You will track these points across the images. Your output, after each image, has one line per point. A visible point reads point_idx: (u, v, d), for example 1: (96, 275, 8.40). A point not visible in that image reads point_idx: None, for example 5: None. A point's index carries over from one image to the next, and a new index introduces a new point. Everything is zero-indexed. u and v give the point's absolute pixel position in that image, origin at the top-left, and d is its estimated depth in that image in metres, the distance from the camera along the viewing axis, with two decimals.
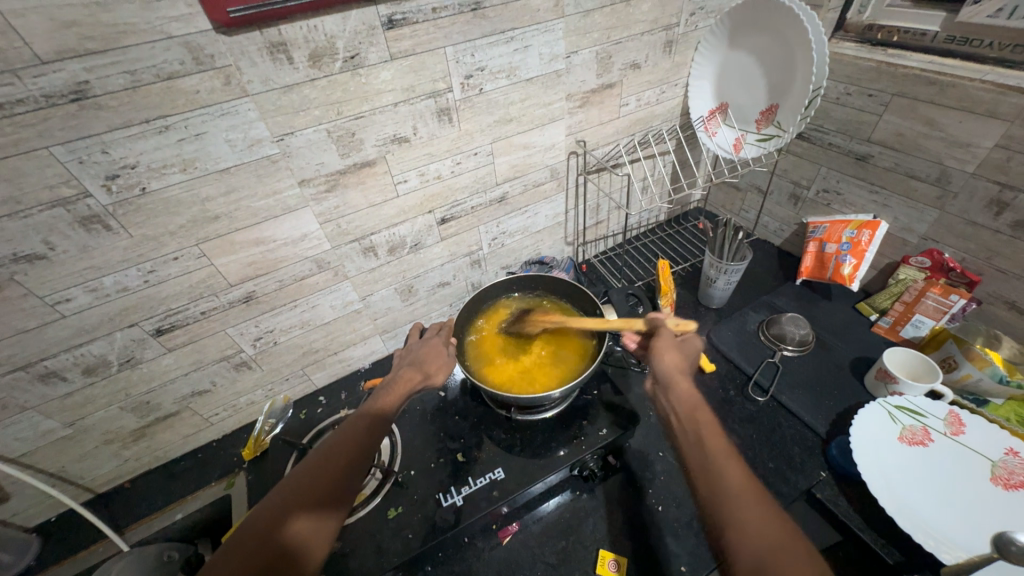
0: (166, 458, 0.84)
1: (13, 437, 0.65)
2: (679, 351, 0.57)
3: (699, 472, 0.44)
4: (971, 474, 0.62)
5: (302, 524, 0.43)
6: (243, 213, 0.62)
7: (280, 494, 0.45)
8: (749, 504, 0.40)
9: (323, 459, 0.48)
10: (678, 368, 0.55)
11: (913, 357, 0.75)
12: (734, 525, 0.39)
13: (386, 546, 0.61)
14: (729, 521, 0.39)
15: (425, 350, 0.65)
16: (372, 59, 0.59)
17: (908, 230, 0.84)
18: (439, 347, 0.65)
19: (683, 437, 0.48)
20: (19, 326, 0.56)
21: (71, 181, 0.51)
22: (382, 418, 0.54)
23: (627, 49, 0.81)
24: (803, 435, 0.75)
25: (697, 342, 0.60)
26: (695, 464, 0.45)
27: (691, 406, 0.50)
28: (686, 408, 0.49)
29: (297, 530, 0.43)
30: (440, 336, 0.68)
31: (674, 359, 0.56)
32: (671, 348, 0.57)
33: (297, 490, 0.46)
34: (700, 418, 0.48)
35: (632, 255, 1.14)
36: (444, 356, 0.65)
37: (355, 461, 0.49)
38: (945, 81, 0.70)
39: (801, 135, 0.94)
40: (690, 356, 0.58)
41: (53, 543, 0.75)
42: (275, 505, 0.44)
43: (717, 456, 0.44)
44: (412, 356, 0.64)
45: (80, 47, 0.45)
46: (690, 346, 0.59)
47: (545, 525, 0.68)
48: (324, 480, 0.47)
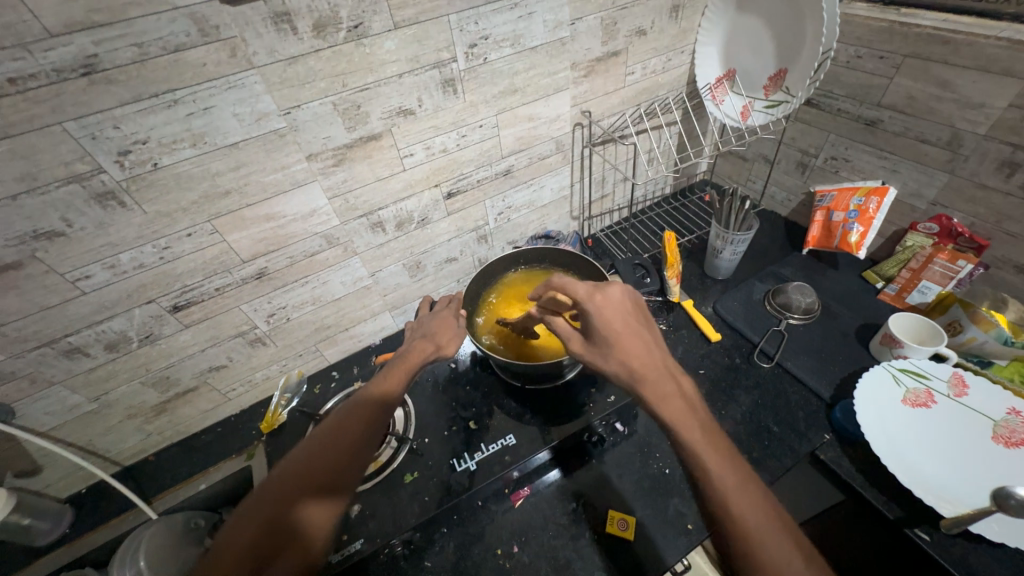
0: (187, 433, 0.87)
1: (43, 411, 0.67)
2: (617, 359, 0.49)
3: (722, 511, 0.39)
4: (972, 433, 0.63)
5: (310, 500, 0.45)
6: (253, 188, 0.63)
7: (288, 468, 0.47)
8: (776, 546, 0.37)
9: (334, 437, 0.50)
10: (636, 366, 0.48)
11: (918, 323, 0.76)
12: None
13: (404, 508, 0.63)
14: None
15: (435, 326, 0.65)
16: (376, 28, 0.59)
17: (917, 195, 0.83)
18: (450, 323, 0.66)
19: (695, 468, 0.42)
20: (42, 303, 0.58)
21: (86, 157, 0.51)
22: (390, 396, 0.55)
23: (633, 14, 0.80)
24: (807, 400, 0.77)
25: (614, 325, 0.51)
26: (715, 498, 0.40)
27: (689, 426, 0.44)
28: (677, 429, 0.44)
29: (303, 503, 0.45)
30: (451, 311, 0.68)
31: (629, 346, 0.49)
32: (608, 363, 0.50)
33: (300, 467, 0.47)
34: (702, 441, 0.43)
35: (637, 228, 1.14)
36: (454, 331, 0.65)
37: (361, 442, 0.51)
38: (959, 39, 0.68)
39: (809, 102, 0.92)
40: (623, 355, 0.49)
41: (85, 512, 0.79)
42: (283, 478, 0.47)
43: (729, 492, 0.40)
44: (423, 333, 0.65)
45: (87, 20, 0.45)
46: (614, 342, 0.50)
47: (556, 488, 0.71)
48: (332, 457, 0.48)
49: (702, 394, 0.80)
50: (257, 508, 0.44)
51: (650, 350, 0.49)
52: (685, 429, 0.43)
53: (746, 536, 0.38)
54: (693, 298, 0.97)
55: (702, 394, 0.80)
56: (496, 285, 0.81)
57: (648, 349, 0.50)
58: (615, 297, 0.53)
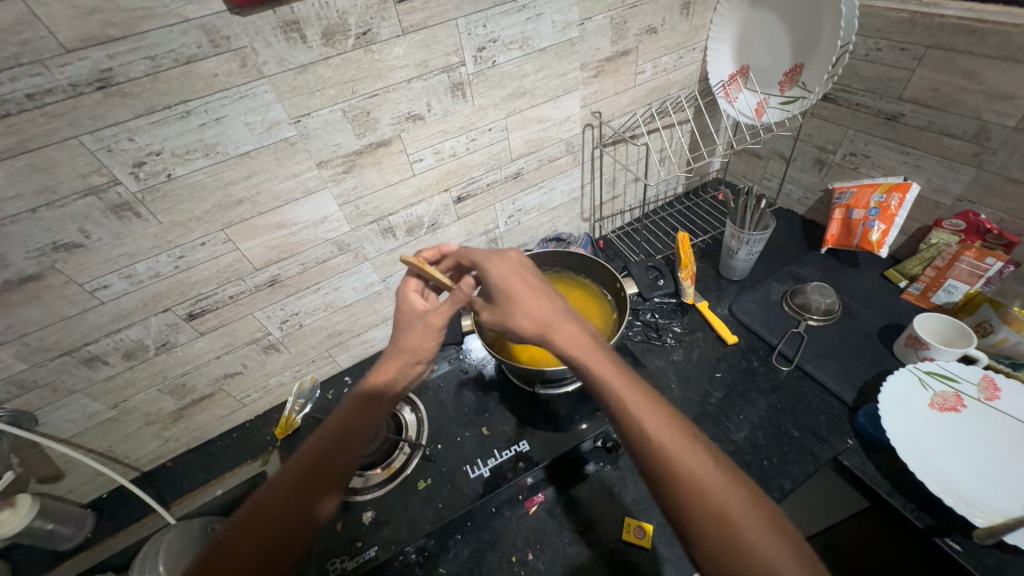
0: (203, 438, 0.88)
1: (64, 419, 0.69)
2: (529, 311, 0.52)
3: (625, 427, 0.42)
4: (1006, 439, 0.61)
5: (317, 501, 0.45)
6: (265, 197, 0.63)
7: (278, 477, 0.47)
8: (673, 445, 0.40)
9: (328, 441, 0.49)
10: (540, 320, 0.50)
11: (945, 323, 0.73)
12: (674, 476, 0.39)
13: (418, 515, 0.63)
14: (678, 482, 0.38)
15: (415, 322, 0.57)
16: (384, 34, 0.59)
17: (942, 191, 0.80)
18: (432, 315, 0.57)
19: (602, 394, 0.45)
20: (62, 313, 0.59)
21: (102, 170, 0.52)
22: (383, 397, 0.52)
23: (643, 12, 0.78)
24: (829, 404, 0.75)
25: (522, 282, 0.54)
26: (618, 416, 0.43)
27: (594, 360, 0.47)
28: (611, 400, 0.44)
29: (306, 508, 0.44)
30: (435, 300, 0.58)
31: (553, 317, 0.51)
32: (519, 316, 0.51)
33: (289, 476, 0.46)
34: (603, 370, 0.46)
35: (649, 229, 1.13)
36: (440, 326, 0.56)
37: (348, 440, 0.49)
38: (986, 29, 0.66)
39: (826, 97, 0.90)
40: (531, 307, 0.52)
41: (106, 517, 0.80)
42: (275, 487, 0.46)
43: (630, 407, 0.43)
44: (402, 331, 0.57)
45: (102, 34, 0.45)
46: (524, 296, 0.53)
47: (571, 495, 0.70)
48: (328, 458, 0.47)
49: (719, 398, 0.79)
50: (255, 521, 0.43)
51: (548, 302, 0.52)
52: (587, 361, 0.47)
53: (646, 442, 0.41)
54: (707, 299, 0.95)
55: (719, 399, 0.78)
56: None
57: (547, 302, 0.52)
58: (510, 262, 0.56)
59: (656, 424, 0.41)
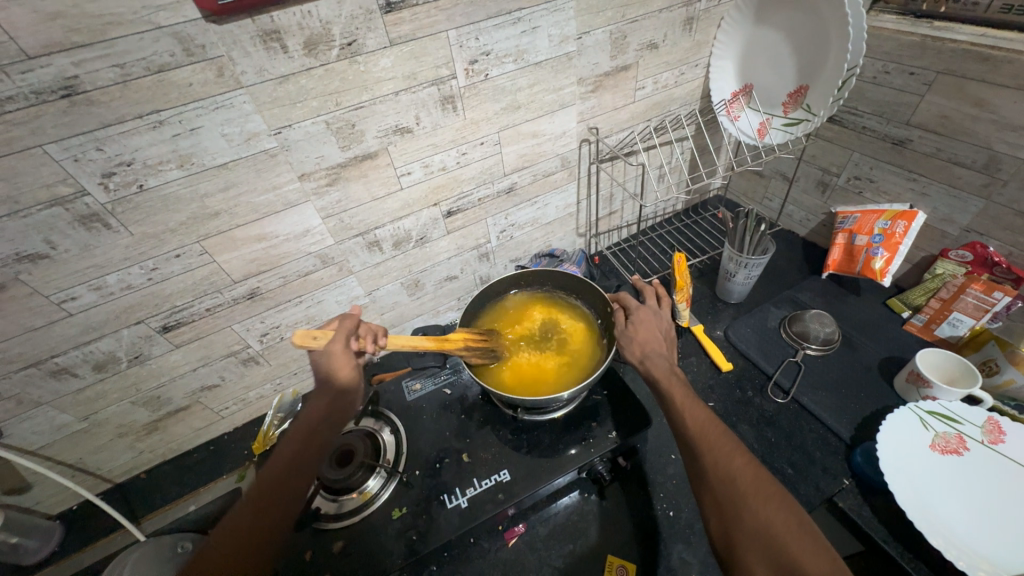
0: (180, 450, 0.85)
1: (30, 431, 0.66)
2: (645, 327, 0.65)
3: (676, 420, 0.53)
4: (1011, 488, 0.57)
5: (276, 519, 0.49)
6: (243, 209, 0.61)
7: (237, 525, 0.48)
8: (708, 438, 0.49)
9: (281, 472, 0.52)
10: (641, 337, 0.64)
11: (948, 359, 0.70)
12: (705, 456, 0.48)
13: (391, 547, 0.60)
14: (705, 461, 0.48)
15: (326, 363, 0.55)
16: (370, 46, 0.56)
17: (948, 221, 0.77)
18: (342, 354, 0.56)
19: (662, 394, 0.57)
20: (27, 324, 0.57)
21: (68, 180, 0.50)
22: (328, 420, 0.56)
23: (644, 28, 0.76)
24: (825, 439, 0.72)
25: (661, 318, 0.67)
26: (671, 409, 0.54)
27: (666, 372, 0.58)
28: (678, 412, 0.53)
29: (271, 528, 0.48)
30: (341, 339, 0.56)
31: (651, 348, 0.62)
32: (641, 326, 0.65)
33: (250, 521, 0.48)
34: (670, 381, 0.57)
35: (646, 246, 1.10)
36: (352, 360, 0.57)
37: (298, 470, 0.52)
38: (1000, 57, 0.63)
39: (831, 119, 0.87)
40: (655, 330, 0.65)
41: (75, 530, 0.78)
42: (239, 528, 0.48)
43: (683, 406, 0.54)
44: (320, 369, 0.56)
45: (66, 40, 0.43)
46: (650, 321, 0.66)
47: (553, 527, 0.67)
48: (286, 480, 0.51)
49: None
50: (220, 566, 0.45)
51: (661, 328, 0.66)
52: (655, 367, 0.60)
53: (689, 432, 0.51)
54: (703, 322, 0.92)
55: None
56: (495, 306, 0.77)
57: (659, 327, 0.66)
58: (653, 297, 0.70)
59: (700, 423, 0.51)
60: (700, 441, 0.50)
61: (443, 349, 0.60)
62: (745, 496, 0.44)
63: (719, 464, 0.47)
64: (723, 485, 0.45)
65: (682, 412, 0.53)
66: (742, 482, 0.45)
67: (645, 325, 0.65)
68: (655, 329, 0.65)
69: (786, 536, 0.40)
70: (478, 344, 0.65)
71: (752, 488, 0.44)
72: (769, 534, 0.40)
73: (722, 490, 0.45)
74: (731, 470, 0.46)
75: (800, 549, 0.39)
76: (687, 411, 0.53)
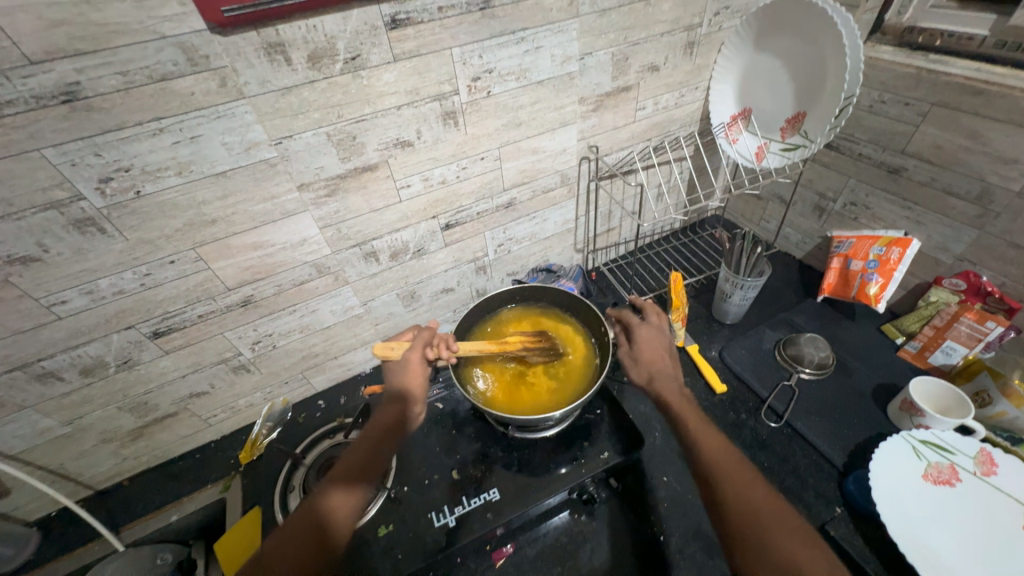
0: (165, 457, 0.84)
1: (12, 434, 0.65)
2: (651, 348, 0.64)
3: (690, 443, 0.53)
4: (1003, 521, 0.57)
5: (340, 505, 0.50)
6: (240, 217, 0.61)
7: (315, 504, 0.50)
8: (725, 465, 0.49)
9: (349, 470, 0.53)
10: (646, 358, 0.63)
11: (941, 388, 0.70)
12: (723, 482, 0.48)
13: (375, 566, 0.59)
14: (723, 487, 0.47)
15: (401, 372, 0.60)
16: (374, 60, 0.57)
17: (943, 249, 0.78)
18: (418, 366, 0.60)
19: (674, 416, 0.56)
20: (14, 327, 0.56)
21: (64, 184, 0.50)
22: (392, 426, 0.57)
23: (646, 50, 0.77)
24: (818, 465, 0.71)
25: (666, 334, 0.66)
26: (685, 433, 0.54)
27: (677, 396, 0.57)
28: (693, 436, 0.53)
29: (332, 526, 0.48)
30: (418, 349, 0.61)
31: (656, 367, 0.62)
32: (646, 347, 0.64)
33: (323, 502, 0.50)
34: (683, 405, 0.56)
35: (643, 264, 1.10)
36: (424, 373, 0.61)
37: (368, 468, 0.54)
38: (993, 91, 0.64)
39: (828, 145, 0.88)
40: (661, 348, 0.64)
41: (53, 537, 0.76)
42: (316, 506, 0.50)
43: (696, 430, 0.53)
44: (392, 378, 0.61)
45: (69, 47, 0.43)
46: (655, 340, 0.65)
47: (542, 548, 0.66)
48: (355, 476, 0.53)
49: None
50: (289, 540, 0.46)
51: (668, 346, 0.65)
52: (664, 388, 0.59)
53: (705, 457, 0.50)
54: (698, 342, 0.92)
55: None
56: (490, 320, 0.77)
57: (664, 344, 0.65)
58: (655, 313, 0.69)
59: (716, 449, 0.51)
60: (717, 468, 0.49)
61: (502, 350, 0.65)
62: (765, 525, 0.43)
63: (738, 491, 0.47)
64: (745, 514, 0.45)
65: (696, 437, 0.52)
66: (762, 511, 0.45)
67: (648, 343, 0.64)
68: (662, 347, 0.64)
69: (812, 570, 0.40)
70: (538, 344, 0.69)
71: (771, 517, 0.44)
72: (794, 566, 0.40)
73: (744, 519, 0.45)
74: (751, 498, 0.46)
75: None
76: (701, 436, 0.52)
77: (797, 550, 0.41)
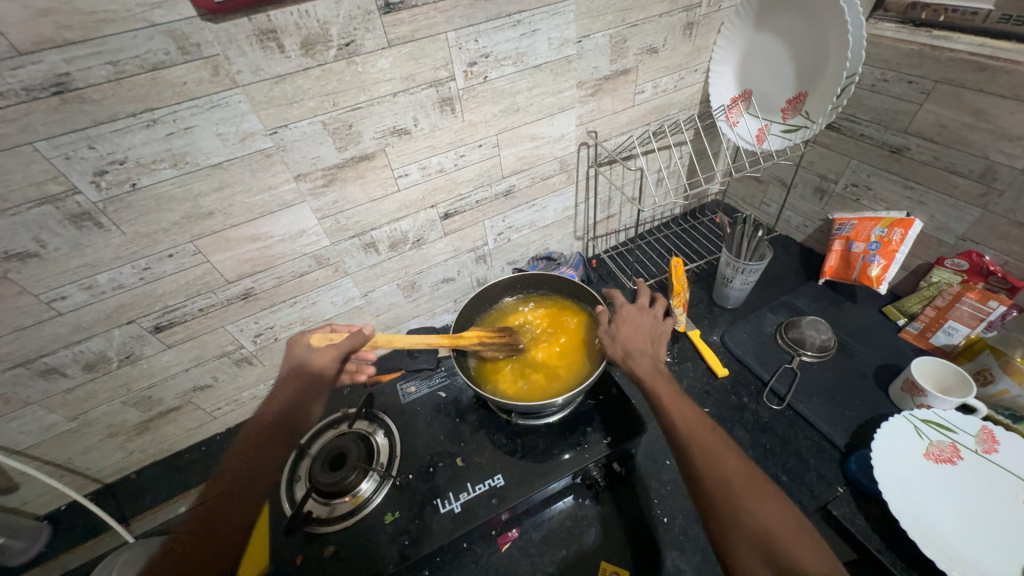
0: (171, 451, 0.84)
1: (19, 430, 0.65)
2: (631, 329, 0.63)
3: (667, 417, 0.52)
4: (1003, 497, 0.57)
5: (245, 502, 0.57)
6: (238, 209, 0.60)
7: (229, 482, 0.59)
8: (700, 437, 0.49)
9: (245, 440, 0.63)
10: (625, 337, 0.62)
11: (943, 368, 0.70)
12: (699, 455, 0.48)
13: (383, 552, 0.60)
14: (699, 459, 0.47)
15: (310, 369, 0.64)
16: (368, 46, 0.56)
17: (945, 229, 0.78)
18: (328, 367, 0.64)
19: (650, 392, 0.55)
20: (15, 323, 0.56)
21: (58, 177, 0.49)
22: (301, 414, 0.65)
23: (644, 32, 0.76)
24: (819, 446, 0.72)
25: (650, 319, 0.66)
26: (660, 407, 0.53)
27: (653, 373, 0.57)
28: (666, 411, 0.53)
29: (225, 512, 0.55)
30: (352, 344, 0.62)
31: (634, 347, 0.61)
32: (626, 328, 0.64)
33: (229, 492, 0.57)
34: (658, 381, 0.55)
35: (644, 250, 1.10)
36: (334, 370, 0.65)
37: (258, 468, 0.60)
38: (999, 66, 0.63)
39: (830, 126, 0.87)
40: (643, 330, 0.64)
41: (63, 531, 0.77)
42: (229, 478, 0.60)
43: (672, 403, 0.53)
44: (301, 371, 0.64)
45: (57, 37, 0.42)
46: (636, 322, 0.65)
47: (547, 532, 0.67)
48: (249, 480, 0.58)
49: None
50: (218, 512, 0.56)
51: (647, 326, 0.64)
52: (640, 364, 0.58)
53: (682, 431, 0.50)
54: (699, 327, 0.92)
55: None
56: (490, 311, 0.77)
57: (644, 325, 0.64)
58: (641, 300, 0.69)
59: (691, 422, 0.51)
60: (690, 442, 0.49)
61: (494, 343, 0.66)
62: (740, 496, 0.44)
63: (714, 463, 0.47)
64: (720, 485, 0.45)
65: (670, 412, 0.52)
66: (736, 483, 0.45)
67: (629, 325, 0.64)
68: (645, 330, 0.64)
69: (781, 536, 0.41)
70: (495, 340, 0.67)
71: (745, 488, 0.45)
72: (765, 533, 0.41)
73: (719, 490, 0.45)
74: (726, 469, 0.46)
75: (795, 545, 0.40)
76: (677, 411, 0.52)
77: (768, 519, 0.42)
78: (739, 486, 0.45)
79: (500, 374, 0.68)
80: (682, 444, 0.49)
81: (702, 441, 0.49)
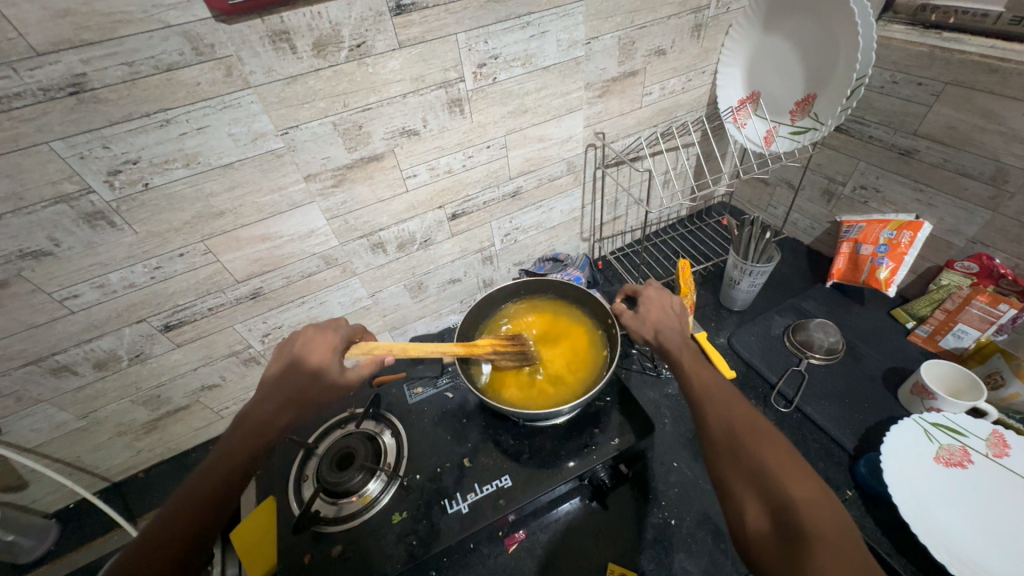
0: (179, 449, 0.85)
1: (29, 428, 0.66)
2: (659, 308, 0.66)
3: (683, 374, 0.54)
4: (1015, 502, 0.57)
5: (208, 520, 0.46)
6: (248, 209, 0.61)
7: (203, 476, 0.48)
8: (712, 390, 0.50)
9: (245, 427, 0.52)
10: (653, 315, 0.65)
11: (953, 371, 0.69)
12: (708, 406, 0.49)
13: (390, 551, 0.60)
14: (705, 409, 0.49)
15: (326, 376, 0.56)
16: (379, 47, 0.56)
17: (955, 232, 0.77)
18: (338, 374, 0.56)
19: (670, 358, 0.58)
20: (29, 322, 0.56)
21: (73, 177, 0.50)
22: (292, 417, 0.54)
23: (653, 33, 0.76)
24: (828, 449, 0.71)
25: (678, 303, 0.68)
26: (679, 366, 0.55)
27: (678, 343, 0.59)
28: (681, 373, 0.54)
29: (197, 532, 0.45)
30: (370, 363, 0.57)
31: (661, 326, 0.63)
32: (655, 307, 0.66)
33: (196, 494, 0.47)
34: (680, 348, 0.58)
35: (650, 252, 1.10)
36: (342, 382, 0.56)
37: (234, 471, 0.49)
38: (1009, 69, 0.63)
39: (838, 128, 0.87)
40: (670, 310, 0.66)
41: (72, 528, 0.77)
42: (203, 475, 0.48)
43: (689, 364, 0.55)
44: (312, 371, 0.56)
45: (75, 38, 0.43)
46: (665, 303, 0.67)
47: (554, 533, 0.67)
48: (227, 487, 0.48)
49: None
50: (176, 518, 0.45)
51: (675, 307, 0.67)
52: (666, 333, 0.62)
53: (694, 386, 0.52)
54: (706, 329, 0.92)
55: None
56: (494, 315, 0.77)
57: (673, 306, 0.67)
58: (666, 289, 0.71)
59: (705, 378, 0.52)
60: (702, 394, 0.51)
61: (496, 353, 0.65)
62: (742, 439, 0.44)
63: (721, 411, 0.48)
64: (724, 430, 0.46)
65: (686, 372, 0.54)
66: (740, 428, 0.45)
67: (655, 306, 0.66)
68: (673, 312, 0.66)
69: (780, 474, 0.40)
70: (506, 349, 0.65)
71: (749, 432, 0.45)
72: (764, 471, 0.41)
73: (723, 434, 0.46)
74: (731, 417, 0.47)
75: (794, 483, 0.40)
76: (693, 369, 0.54)
77: (770, 459, 0.42)
78: (744, 431, 0.45)
79: (504, 382, 0.67)
80: (693, 397, 0.51)
81: (713, 395, 0.50)
